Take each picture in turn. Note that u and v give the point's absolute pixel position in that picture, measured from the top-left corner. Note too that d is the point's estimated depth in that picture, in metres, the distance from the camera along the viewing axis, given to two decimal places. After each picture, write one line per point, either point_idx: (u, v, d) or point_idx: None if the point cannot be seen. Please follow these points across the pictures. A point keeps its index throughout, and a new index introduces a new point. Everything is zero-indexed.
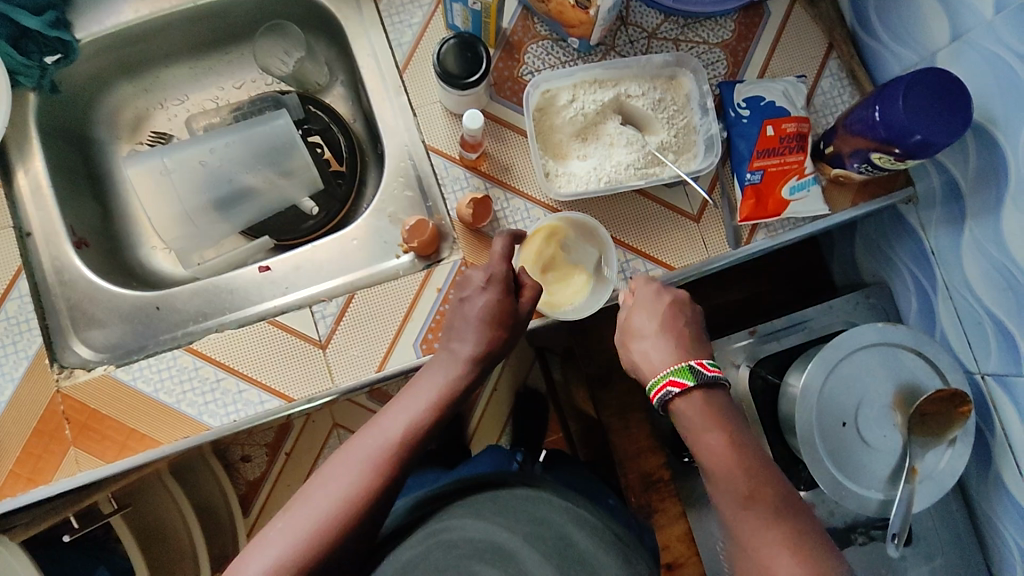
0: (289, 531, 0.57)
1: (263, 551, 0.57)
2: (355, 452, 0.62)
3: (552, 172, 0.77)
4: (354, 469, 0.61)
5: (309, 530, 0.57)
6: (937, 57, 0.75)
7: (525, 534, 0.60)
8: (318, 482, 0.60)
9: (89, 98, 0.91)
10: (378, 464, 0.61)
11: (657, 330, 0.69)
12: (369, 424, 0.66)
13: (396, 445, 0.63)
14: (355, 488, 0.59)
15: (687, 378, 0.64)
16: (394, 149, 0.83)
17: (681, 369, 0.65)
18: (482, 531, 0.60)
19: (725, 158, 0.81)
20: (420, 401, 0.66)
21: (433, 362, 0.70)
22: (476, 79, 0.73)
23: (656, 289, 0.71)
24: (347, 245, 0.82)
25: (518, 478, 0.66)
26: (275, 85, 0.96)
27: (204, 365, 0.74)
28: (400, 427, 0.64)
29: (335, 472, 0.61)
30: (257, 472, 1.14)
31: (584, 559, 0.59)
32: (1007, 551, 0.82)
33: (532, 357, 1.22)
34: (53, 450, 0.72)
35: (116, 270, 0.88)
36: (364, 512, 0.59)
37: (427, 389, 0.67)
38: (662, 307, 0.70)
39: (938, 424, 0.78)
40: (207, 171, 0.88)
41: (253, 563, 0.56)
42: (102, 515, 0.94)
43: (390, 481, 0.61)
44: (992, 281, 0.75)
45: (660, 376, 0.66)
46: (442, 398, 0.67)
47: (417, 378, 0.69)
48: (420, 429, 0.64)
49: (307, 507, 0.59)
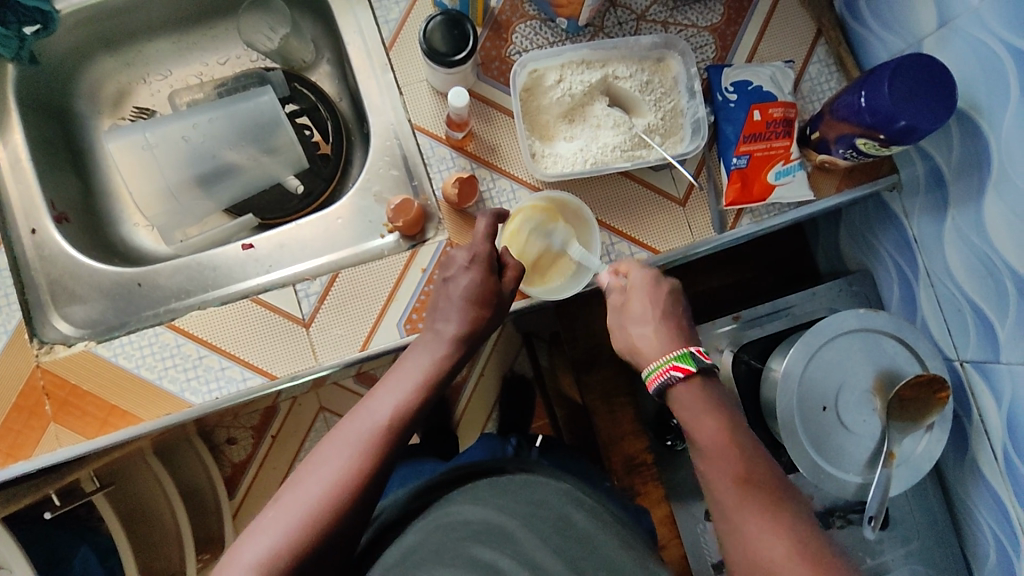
0: (282, 520, 0.56)
1: (255, 540, 0.55)
2: (343, 438, 0.61)
3: (538, 153, 0.77)
4: (345, 454, 0.60)
5: (302, 518, 0.56)
6: (923, 44, 0.75)
7: (522, 516, 0.60)
8: (309, 468, 0.60)
9: (69, 71, 0.89)
10: (367, 448, 0.61)
11: (641, 311, 0.69)
12: (356, 407, 0.65)
13: (386, 427, 0.62)
14: (347, 472, 0.59)
15: (689, 364, 0.64)
16: (380, 129, 0.82)
17: (681, 354, 0.65)
18: (480, 515, 0.60)
19: (711, 142, 0.82)
20: (406, 383, 0.66)
21: (418, 344, 0.70)
22: (462, 57, 0.72)
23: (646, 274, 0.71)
24: (332, 223, 0.82)
25: (515, 465, 0.66)
26: (260, 62, 0.95)
27: (186, 342, 0.73)
28: (389, 410, 0.63)
29: (324, 459, 0.60)
30: (242, 454, 1.15)
31: (576, 534, 0.59)
32: (980, 534, 0.84)
33: (519, 343, 1.23)
34: (32, 426, 0.71)
35: (97, 246, 0.87)
36: (357, 495, 0.58)
37: (413, 371, 0.67)
38: (662, 295, 0.70)
39: (916, 410, 0.79)
40: (189, 147, 0.87)
41: (247, 552, 0.55)
42: (85, 493, 0.92)
43: (382, 464, 0.61)
44: (972, 268, 0.76)
45: (660, 362, 0.65)
46: (428, 379, 0.66)
47: (402, 361, 0.69)
48: (409, 411, 0.64)
49: (300, 494, 0.58)
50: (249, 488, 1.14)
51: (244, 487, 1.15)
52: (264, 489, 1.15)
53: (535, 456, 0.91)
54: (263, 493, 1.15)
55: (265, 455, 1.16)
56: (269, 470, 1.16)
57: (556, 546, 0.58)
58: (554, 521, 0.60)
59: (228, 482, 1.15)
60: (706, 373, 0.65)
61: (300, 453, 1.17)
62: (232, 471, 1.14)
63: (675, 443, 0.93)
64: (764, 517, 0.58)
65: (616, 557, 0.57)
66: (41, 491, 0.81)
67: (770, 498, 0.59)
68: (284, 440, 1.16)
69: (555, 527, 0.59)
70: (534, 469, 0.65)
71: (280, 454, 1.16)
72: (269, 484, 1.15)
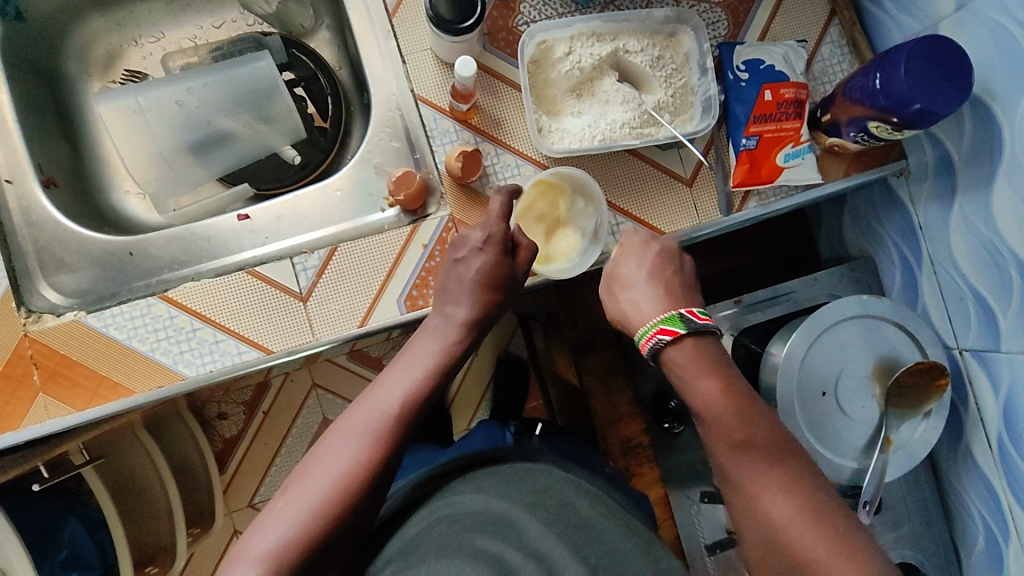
0: (291, 511, 0.55)
1: (264, 531, 0.54)
2: (354, 425, 0.60)
3: (545, 128, 0.75)
4: (354, 443, 0.59)
5: (313, 509, 0.55)
6: (940, 26, 0.73)
7: (528, 500, 0.59)
8: (318, 457, 0.58)
9: (58, 30, 0.86)
10: (378, 436, 0.59)
11: (639, 271, 0.69)
12: (365, 393, 0.64)
13: (395, 414, 0.61)
14: (358, 460, 0.58)
15: (677, 326, 0.63)
16: (382, 99, 0.80)
17: (671, 318, 0.64)
18: (483, 504, 0.58)
19: (721, 122, 0.80)
20: (416, 369, 0.65)
21: (427, 329, 0.68)
22: (470, 25, 0.70)
23: (643, 239, 0.71)
24: (331, 195, 0.80)
25: (516, 454, 0.65)
26: (258, 26, 0.93)
27: (180, 314, 0.71)
28: (399, 395, 0.62)
29: (334, 447, 0.59)
30: (235, 429, 1.14)
31: (580, 519, 0.58)
32: (970, 521, 0.84)
33: (515, 323, 1.22)
34: (20, 396, 0.69)
35: (86, 213, 0.84)
36: (368, 485, 0.57)
37: (422, 357, 0.66)
38: (650, 256, 0.69)
39: (913, 398, 0.79)
40: (183, 112, 0.85)
41: (257, 542, 0.54)
42: (74, 466, 0.89)
43: (392, 452, 0.60)
44: (978, 257, 0.75)
45: (650, 326, 0.65)
46: (437, 365, 0.65)
47: (411, 345, 0.68)
48: (420, 396, 0.63)
49: (309, 484, 0.56)
50: (241, 461, 1.14)
51: (235, 463, 1.14)
52: (255, 463, 1.15)
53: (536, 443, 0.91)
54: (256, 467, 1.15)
55: (257, 430, 1.15)
56: (262, 445, 1.15)
57: (562, 531, 0.56)
58: (557, 508, 0.58)
59: (219, 456, 1.14)
60: (698, 334, 0.64)
61: (294, 431, 1.16)
62: (224, 446, 1.14)
63: (672, 426, 0.93)
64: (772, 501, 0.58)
65: (619, 541, 0.56)
66: (27, 467, 0.77)
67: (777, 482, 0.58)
68: (276, 416, 1.15)
69: (557, 512, 0.58)
70: (538, 457, 0.65)
71: (271, 429, 1.15)
72: (260, 459, 1.15)
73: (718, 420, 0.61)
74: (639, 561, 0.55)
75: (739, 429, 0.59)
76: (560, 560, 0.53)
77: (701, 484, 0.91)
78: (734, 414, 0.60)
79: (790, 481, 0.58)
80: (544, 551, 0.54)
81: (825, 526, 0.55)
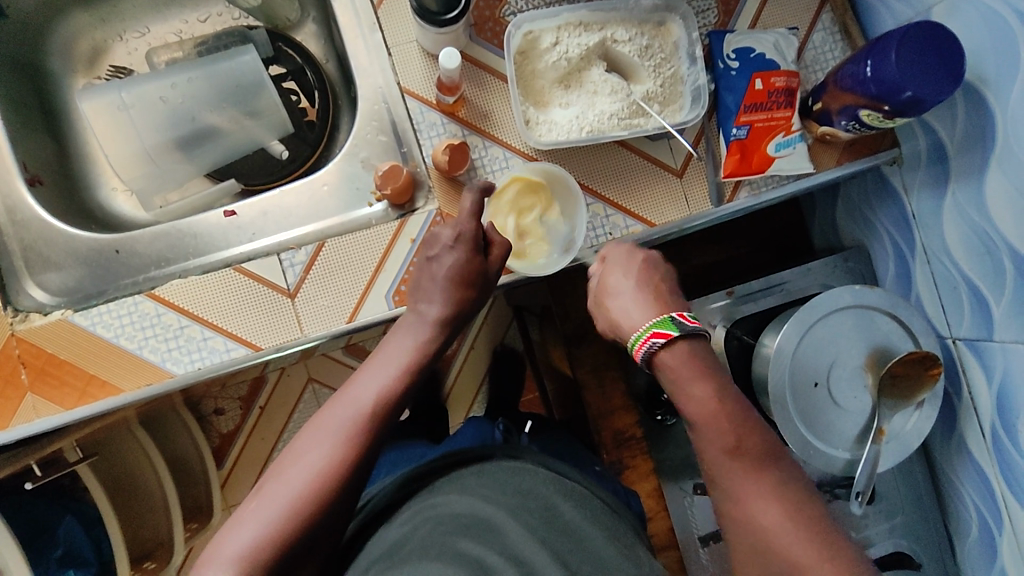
0: (263, 512, 0.55)
1: (237, 533, 0.54)
2: (326, 424, 0.60)
3: (532, 119, 0.75)
4: (327, 442, 0.59)
5: (285, 509, 0.55)
6: (931, 13, 0.73)
7: (514, 501, 0.58)
8: (291, 457, 0.58)
9: (40, 27, 0.85)
10: (351, 435, 0.59)
11: (627, 280, 0.68)
12: (338, 394, 0.64)
13: (369, 414, 0.61)
14: (330, 460, 0.58)
15: (669, 330, 0.63)
16: (368, 92, 0.79)
17: (664, 321, 0.63)
18: (469, 507, 0.58)
19: (711, 112, 0.79)
20: (389, 367, 0.65)
21: (400, 327, 0.68)
22: (455, 16, 0.69)
23: (628, 249, 0.70)
24: (318, 189, 0.79)
25: (503, 452, 0.66)
26: (243, 20, 0.92)
27: (167, 311, 0.71)
28: (372, 396, 0.62)
29: (306, 448, 0.59)
30: (230, 424, 1.15)
31: (566, 522, 0.58)
32: (964, 510, 0.84)
33: (510, 316, 1.22)
34: (9, 396, 0.69)
35: (73, 212, 0.83)
36: (341, 486, 0.57)
37: (396, 355, 0.66)
38: (638, 267, 0.68)
39: (908, 387, 0.78)
40: (168, 108, 0.84)
41: (230, 544, 0.53)
42: (67, 464, 0.89)
43: (365, 452, 0.60)
44: (970, 245, 0.74)
45: (643, 330, 0.64)
46: (410, 364, 0.66)
47: (384, 344, 0.67)
48: (394, 395, 0.63)
49: (282, 486, 0.56)
50: (238, 456, 1.14)
51: (231, 459, 1.15)
52: (251, 459, 1.15)
53: (526, 441, 0.91)
54: (252, 462, 1.15)
55: (253, 425, 1.15)
56: (258, 441, 1.15)
57: (545, 537, 0.55)
58: (541, 510, 0.58)
59: (216, 452, 1.14)
60: (692, 337, 0.63)
61: (288, 426, 1.16)
62: (219, 441, 1.14)
63: (665, 417, 0.93)
64: (760, 498, 0.57)
65: (605, 541, 0.56)
66: (18, 466, 0.77)
67: (765, 479, 0.58)
68: (272, 411, 1.15)
69: (542, 514, 0.58)
70: (524, 456, 0.65)
71: (267, 424, 1.15)
72: (256, 454, 1.15)
73: (706, 416, 0.61)
74: (624, 561, 0.55)
75: (726, 425, 0.59)
76: (544, 563, 0.53)
77: (694, 476, 0.91)
78: (722, 409, 0.60)
79: (775, 479, 0.58)
80: (526, 556, 0.53)
81: (809, 526, 0.55)
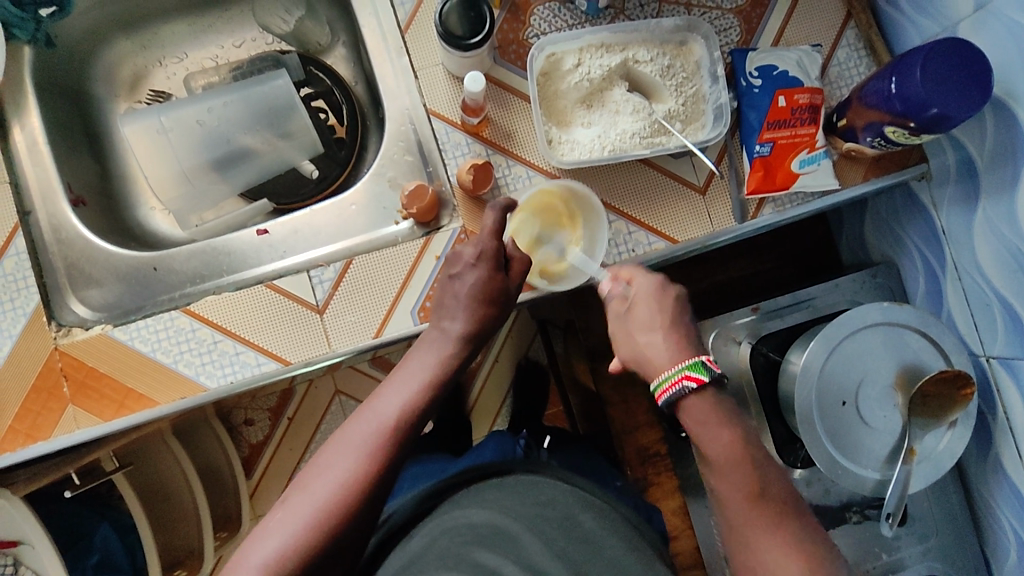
0: (288, 522, 0.56)
1: (261, 544, 0.55)
2: (350, 439, 0.61)
3: (555, 139, 0.76)
4: (351, 456, 0.60)
5: (309, 521, 0.56)
6: (958, 27, 0.72)
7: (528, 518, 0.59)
8: (315, 470, 0.59)
9: (87, 53, 0.90)
10: (374, 449, 0.60)
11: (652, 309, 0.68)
12: (361, 408, 0.65)
13: (391, 429, 0.62)
14: (353, 474, 0.59)
15: (701, 374, 0.62)
16: (395, 113, 0.82)
17: (695, 364, 0.63)
18: (486, 517, 0.60)
19: (734, 129, 0.80)
20: (412, 383, 0.66)
21: (424, 343, 0.69)
22: (478, 40, 0.71)
23: (658, 282, 0.69)
24: (346, 209, 0.82)
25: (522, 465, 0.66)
26: (275, 44, 0.96)
27: (201, 326, 0.73)
28: (395, 410, 0.63)
29: (330, 461, 0.60)
30: (260, 435, 1.17)
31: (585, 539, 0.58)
32: (1002, 534, 0.82)
33: (534, 331, 1.22)
34: (51, 407, 0.72)
35: (115, 230, 0.87)
36: (364, 498, 0.58)
37: (419, 369, 0.67)
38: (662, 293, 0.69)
39: (939, 406, 0.76)
40: (204, 131, 0.87)
41: (255, 554, 0.55)
42: (104, 473, 0.93)
43: (389, 466, 0.61)
44: (1003, 262, 0.73)
45: (673, 373, 0.63)
46: (433, 378, 0.66)
47: (408, 359, 0.69)
48: (417, 410, 0.64)
49: (306, 497, 0.57)
50: (265, 467, 1.16)
51: (260, 469, 1.17)
52: (279, 470, 1.17)
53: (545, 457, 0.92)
54: (281, 471, 1.17)
55: (281, 436, 1.17)
56: (286, 451, 1.17)
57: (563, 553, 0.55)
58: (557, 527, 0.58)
59: (246, 462, 1.17)
60: (717, 382, 0.63)
61: (316, 438, 1.17)
62: (249, 452, 1.16)
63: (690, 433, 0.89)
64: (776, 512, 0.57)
65: (630, 558, 0.56)
66: (60, 473, 0.80)
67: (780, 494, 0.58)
68: (300, 422, 1.17)
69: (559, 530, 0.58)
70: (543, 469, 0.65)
71: (296, 435, 1.17)
72: (285, 466, 1.17)
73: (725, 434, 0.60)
74: None
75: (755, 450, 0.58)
76: None
77: None
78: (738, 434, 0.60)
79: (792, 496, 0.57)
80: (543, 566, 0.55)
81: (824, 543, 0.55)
